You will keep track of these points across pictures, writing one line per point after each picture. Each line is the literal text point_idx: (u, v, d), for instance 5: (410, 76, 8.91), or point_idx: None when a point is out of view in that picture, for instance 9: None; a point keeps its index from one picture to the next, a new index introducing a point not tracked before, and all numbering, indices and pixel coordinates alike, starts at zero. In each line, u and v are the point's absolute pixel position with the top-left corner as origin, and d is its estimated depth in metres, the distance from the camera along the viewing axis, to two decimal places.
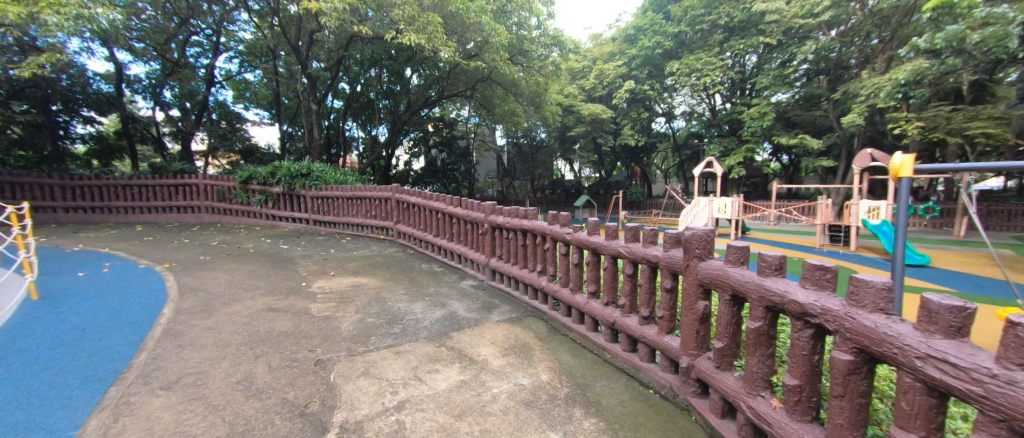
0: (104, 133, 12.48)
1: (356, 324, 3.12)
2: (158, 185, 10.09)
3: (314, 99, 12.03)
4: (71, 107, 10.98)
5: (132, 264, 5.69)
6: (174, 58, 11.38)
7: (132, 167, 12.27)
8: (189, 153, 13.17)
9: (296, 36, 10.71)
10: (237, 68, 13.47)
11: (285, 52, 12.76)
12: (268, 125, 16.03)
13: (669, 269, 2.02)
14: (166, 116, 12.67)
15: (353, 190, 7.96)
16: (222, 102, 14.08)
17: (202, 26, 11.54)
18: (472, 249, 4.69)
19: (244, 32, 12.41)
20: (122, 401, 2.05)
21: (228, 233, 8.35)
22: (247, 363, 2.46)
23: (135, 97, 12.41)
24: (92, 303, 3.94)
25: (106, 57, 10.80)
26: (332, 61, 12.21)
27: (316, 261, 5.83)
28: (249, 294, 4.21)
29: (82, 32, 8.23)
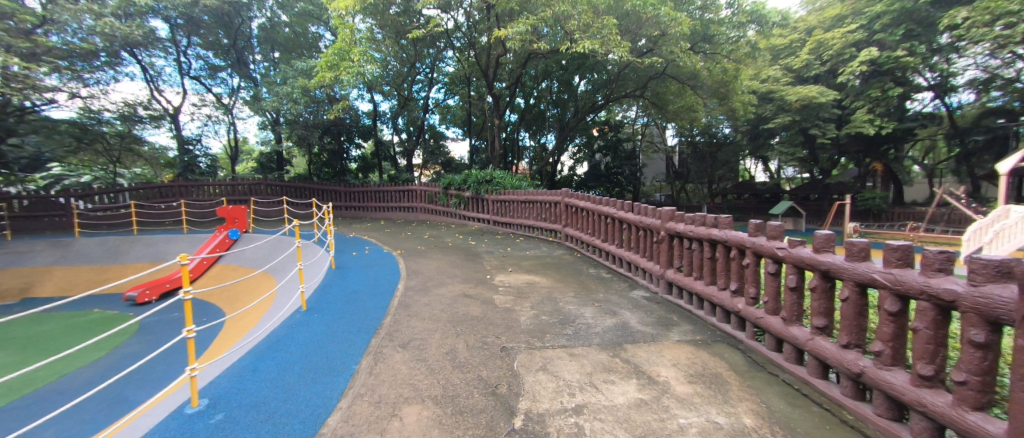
0: (365, 155, 17.45)
1: (532, 319, 3.37)
2: (392, 190, 13.42)
3: (496, 114, 13.61)
4: (350, 136, 15.89)
5: (380, 248, 7.75)
6: (406, 94, 15.07)
7: (378, 177, 16.80)
8: (411, 166, 17.10)
9: (487, 63, 12.41)
10: (443, 96, 16.63)
11: (477, 78, 15.05)
12: (462, 140, 19.18)
13: (978, 314, 1.36)
14: (399, 139, 16.80)
15: (526, 193, 8.69)
16: (433, 125, 17.62)
17: (423, 67, 14.79)
18: (644, 258, 4.40)
19: (449, 66, 15.19)
20: (378, 351, 2.79)
21: (434, 229, 10.36)
22: (452, 338, 2.98)
23: (382, 127, 16.84)
24: (360, 275, 5.60)
25: (367, 100, 15.05)
26: (512, 80, 13.68)
27: (497, 257, 6.61)
28: (450, 280, 5.12)
29: (357, 83, 11.79)
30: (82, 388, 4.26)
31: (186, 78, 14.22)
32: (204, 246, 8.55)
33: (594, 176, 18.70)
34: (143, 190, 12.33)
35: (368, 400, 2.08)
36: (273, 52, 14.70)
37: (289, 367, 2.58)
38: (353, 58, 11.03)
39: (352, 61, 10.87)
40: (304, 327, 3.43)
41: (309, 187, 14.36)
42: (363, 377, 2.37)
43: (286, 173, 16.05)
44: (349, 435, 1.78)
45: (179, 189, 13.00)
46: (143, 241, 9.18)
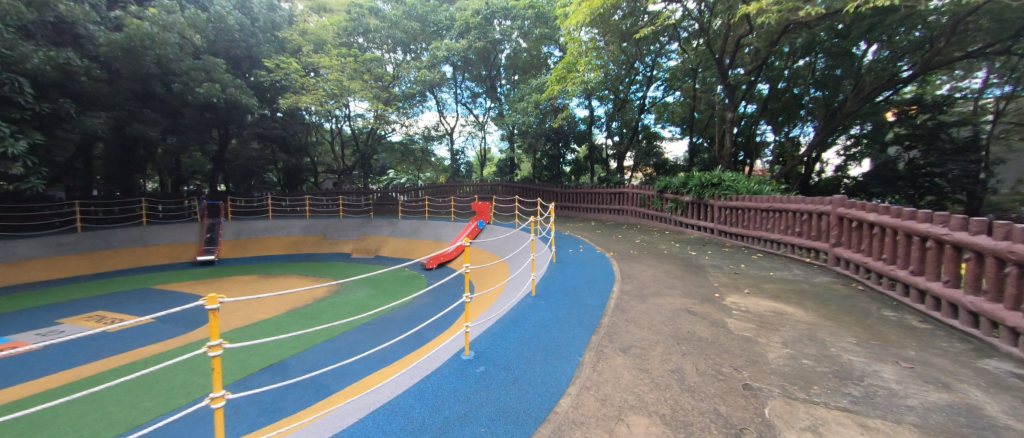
0: (578, 158, 18.41)
1: (786, 359, 2.66)
2: (603, 192, 13.57)
3: (729, 106, 11.50)
4: (567, 142, 17.14)
5: (593, 248, 8.00)
6: (623, 96, 14.93)
7: (590, 180, 17.35)
8: (621, 169, 16.76)
9: (720, 48, 10.68)
10: (662, 93, 15.48)
11: (706, 67, 13.24)
12: (679, 140, 17.35)
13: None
14: (612, 142, 16.71)
15: (772, 200, 6.95)
16: (648, 125, 16.67)
17: (643, 66, 14.24)
18: (1017, 312, 2.73)
19: (671, 60, 14.01)
20: (600, 349, 2.86)
21: (646, 234, 9.79)
22: (678, 356, 2.72)
23: (596, 131, 17.26)
24: (577, 271, 5.96)
25: (585, 105, 15.75)
26: (757, 63, 11.30)
27: (727, 273, 5.62)
28: (668, 291, 4.69)
29: (582, 92, 12.64)
30: (402, 323, 6.36)
31: (459, 105, 18.86)
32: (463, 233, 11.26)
33: (882, 179, 12.40)
34: (430, 188, 17.72)
35: (595, 396, 2.16)
36: (515, 75, 17.47)
37: (525, 344, 3.00)
38: (580, 69, 11.82)
39: (579, 72, 11.63)
40: (533, 312, 3.91)
41: (534, 188, 16.28)
42: (588, 370, 2.49)
43: (515, 176, 18.86)
44: (581, 423, 1.91)
45: (449, 188, 17.69)
46: (430, 225, 13.10)
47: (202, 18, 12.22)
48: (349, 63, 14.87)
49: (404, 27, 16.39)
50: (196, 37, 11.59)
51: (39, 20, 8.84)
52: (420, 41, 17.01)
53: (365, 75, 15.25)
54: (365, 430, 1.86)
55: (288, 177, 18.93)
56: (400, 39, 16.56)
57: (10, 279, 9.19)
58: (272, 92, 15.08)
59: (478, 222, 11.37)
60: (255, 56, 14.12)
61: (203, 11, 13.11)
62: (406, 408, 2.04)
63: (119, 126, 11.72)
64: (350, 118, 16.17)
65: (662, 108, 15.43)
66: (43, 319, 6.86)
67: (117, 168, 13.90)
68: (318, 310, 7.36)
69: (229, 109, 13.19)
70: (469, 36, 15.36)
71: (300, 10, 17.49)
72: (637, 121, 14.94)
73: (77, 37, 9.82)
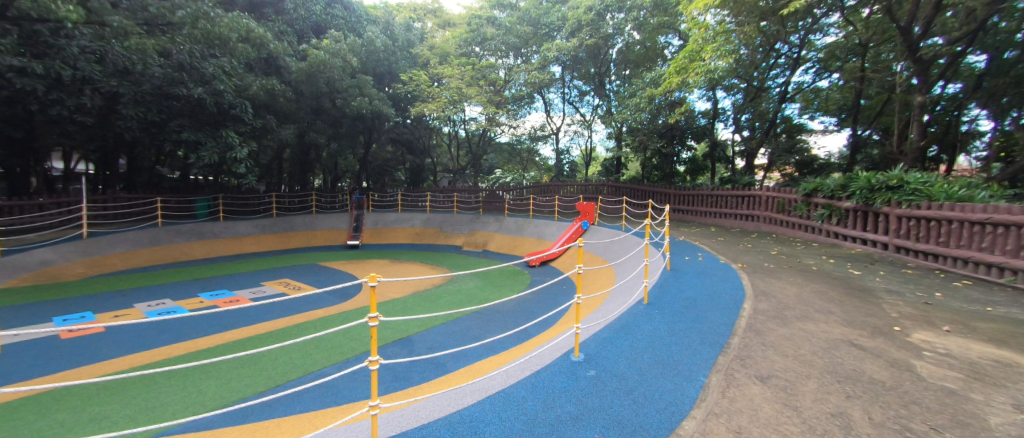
0: (696, 156, 16.62)
1: (1020, 429, 1.93)
2: (728, 195, 11.92)
3: (917, 88, 8.93)
4: (683, 138, 15.58)
5: (716, 257, 7.11)
6: (758, 84, 12.87)
7: (711, 180, 15.48)
8: (751, 168, 14.53)
9: (903, 15, 8.38)
10: (812, 77, 12.89)
11: (881, 40, 10.52)
12: (835, 132, 14.24)
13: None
14: (741, 137, 14.59)
15: (991, 210, 5.15)
16: (790, 116, 14.07)
17: (786, 46, 12.07)
18: None
19: (827, 36, 11.54)
20: (731, 374, 2.50)
21: (786, 245, 8.27)
22: (839, 397, 2.21)
23: (721, 125, 15.30)
24: (696, 282, 5.38)
25: (708, 97, 14.10)
26: (966, 28, 8.51)
27: (912, 302, 4.36)
28: (821, 317, 3.87)
29: (706, 83, 11.32)
30: (510, 317, 6.62)
31: (567, 104, 18.78)
32: (567, 232, 11.25)
33: None
34: (535, 188, 18.10)
35: (726, 425, 1.90)
36: (626, 69, 16.60)
37: (639, 353, 2.82)
38: (705, 57, 10.61)
39: (703, 61, 10.46)
40: (647, 320, 3.65)
41: (643, 189, 15.19)
42: (716, 394, 2.20)
43: (622, 176, 17.97)
44: None
45: (555, 187, 17.78)
46: (535, 223, 13.42)
47: (359, 43, 14.66)
48: (469, 71, 16.11)
49: (518, 32, 16.94)
50: (354, 59, 13.96)
51: (257, 57, 11.75)
52: (532, 44, 17.36)
53: (482, 81, 16.34)
54: (486, 413, 1.97)
55: (413, 176, 21.45)
56: (513, 44, 17.17)
57: (235, 249, 12.45)
58: (406, 101, 17.27)
59: (583, 223, 11.18)
60: (394, 72, 16.37)
61: (358, 37, 15.73)
62: (520, 399, 2.11)
63: (300, 135, 14.84)
64: (467, 122, 17.60)
65: (811, 95, 12.86)
66: (253, 282, 9.12)
67: (299, 168, 17.65)
68: (438, 295, 8.19)
69: (374, 118, 15.57)
70: (581, 35, 15.16)
71: (429, 28, 19.61)
72: (775, 112, 12.74)
73: (278, 67, 12.80)
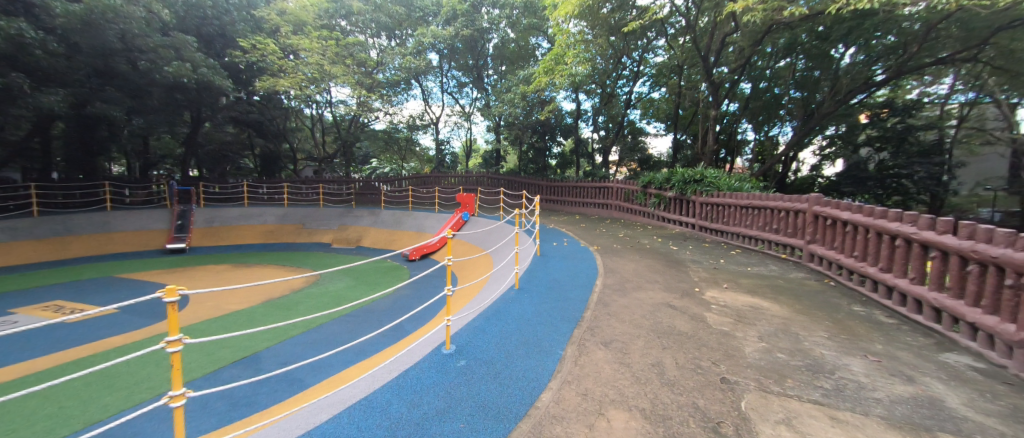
0: (564, 152, 18.29)
1: (761, 353, 2.73)
2: (589, 186, 13.54)
3: (713, 104, 11.57)
4: (553, 135, 17.02)
5: (578, 242, 8.02)
6: (610, 91, 14.89)
7: (575, 173, 17.34)
8: (606, 163, 16.80)
9: (707, 47, 10.73)
10: (648, 89, 15.54)
11: (691, 65, 13.28)
12: (664, 136, 17.49)
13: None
14: (598, 136, 16.71)
15: (751, 197, 7.10)
16: (633, 120, 16.72)
17: (630, 60, 14.16)
18: (974, 306, 2.83)
19: (658, 56, 13.98)
20: (582, 343, 2.86)
21: (629, 228, 9.88)
22: (657, 350, 2.75)
23: (583, 125, 17.15)
24: (560, 265, 5.99)
25: (573, 99, 15.62)
26: (741, 61, 11.41)
27: (706, 268, 5.72)
28: (650, 285, 4.77)
29: (569, 85, 12.46)
30: (383, 315, 6.27)
31: (445, 94, 18.49)
32: (446, 224, 11.14)
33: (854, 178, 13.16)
34: (413, 179, 17.42)
35: (575, 390, 2.17)
36: (502, 65, 17.14)
37: (507, 337, 2.99)
38: (567, 61, 11.68)
39: (567, 65, 11.51)
40: (517, 305, 3.91)
41: (518, 181, 16.08)
42: (570, 364, 2.49)
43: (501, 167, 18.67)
44: (561, 417, 1.91)
45: (434, 179, 17.46)
46: (412, 215, 12.86)
47: None
48: (331, 46, 14.23)
49: (388, 11, 15.78)
50: (165, 12, 10.91)
51: None
52: (405, 27, 16.44)
53: (347, 59, 14.61)
54: (341, 427, 1.81)
55: (264, 163, 18.29)
56: (384, 24, 15.96)
57: None
58: (249, 74, 14.46)
59: (462, 214, 11.21)
60: (230, 36, 13.48)
61: None
62: (383, 404, 2.01)
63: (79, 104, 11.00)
64: (331, 104, 15.79)
65: (647, 104, 15.48)
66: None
67: (80, 149, 13.07)
68: (295, 301, 7.19)
69: (201, 90, 12.59)
70: (456, 24, 15.02)
71: None
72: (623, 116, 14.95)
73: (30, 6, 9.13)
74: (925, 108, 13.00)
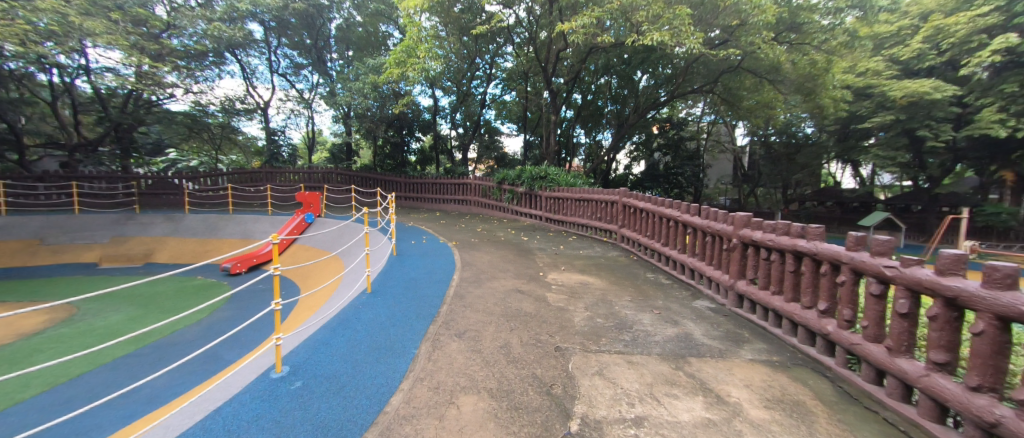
0: (424, 148, 17.80)
1: (586, 321, 3.28)
2: (448, 183, 13.55)
3: (553, 110, 13.11)
4: (410, 130, 16.40)
5: (437, 238, 7.97)
6: (465, 89, 15.16)
7: (435, 170, 17.13)
8: (466, 160, 17.20)
9: (547, 58, 12.09)
10: (500, 92, 16.44)
11: (535, 73, 14.66)
12: (516, 136, 18.87)
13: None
14: (456, 133, 16.87)
15: (581, 191, 8.37)
16: (489, 120, 17.51)
17: (483, 62, 14.72)
18: (712, 266, 4.01)
19: (508, 61, 14.93)
20: (437, 338, 2.90)
21: (487, 222, 10.35)
22: (506, 332, 3.01)
23: (441, 121, 17.00)
24: (418, 262, 5.87)
25: (430, 95, 15.34)
26: (572, 74, 13.21)
27: (549, 254, 6.49)
28: (502, 274, 5.13)
29: (422, 79, 12.06)
30: (187, 346, 4.98)
31: (275, 75, 15.58)
32: (284, 227, 9.51)
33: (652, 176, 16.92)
34: (237, 174, 14.07)
35: (427, 386, 2.19)
36: (348, 50, 15.53)
37: (354, 346, 2.78)
38: (419, 55, 11.25)
39: (418, 58, 11.10)
40: (369, 309, 3.68)
41: (372, 177, 14.95)
42: (423, 361, 2.49)
43: (353, 163, 17.02)
44: (411, 416, 1.90)
45: (264, 175, 14.49)
46: (234, 219, 10.37)
47: None
48: None
49: None
50: None
51: None
52: None
53: (113, 12, 10.74)
54: None
55: None
56: None
57: None
58: None
59: (306, 215, 9.64)
60: None
61: None
62: None
63: None
64: (88, 72, 11.09)
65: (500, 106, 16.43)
66: None
67: None
68: (31, 347, 5.05)
69: None
70: None
71: None
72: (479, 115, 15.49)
73: None
74: (692, 123, 17.59)
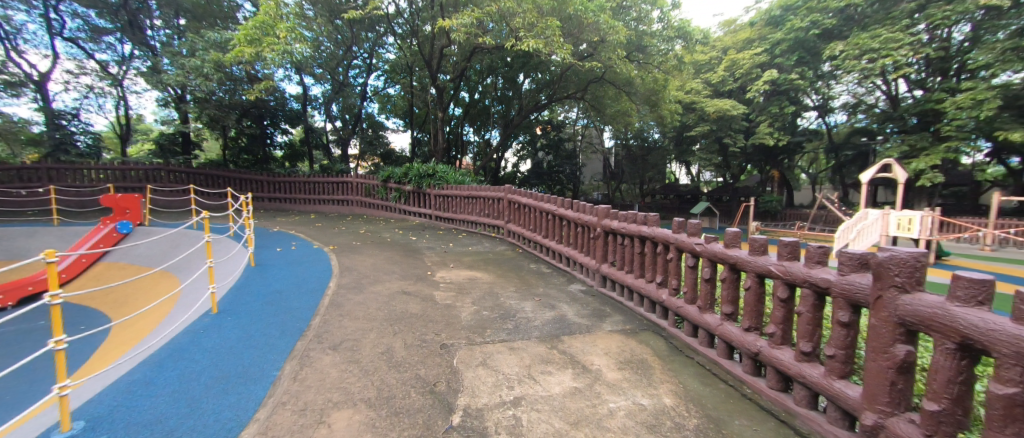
0: (292, 141, 15.54)
1: (473, 315, 3.34)
2: (324, 181, 12.15)
3: (440, 107, 12.95)
4: (274, 121, 14.13)
5: (309, 243, 7.06)
6: (341, 79, 13.72)
7: (308, 167, 15.16)
8: (346, 157, 15.66)
9: (429, 53, 11.79)
10: (383, 84, 15.40)
11: (420, 67, 14.14)
12: (402, 132, 17.97)
13: (847, 298, 1.57)
14: (333, 127, 15.16)
15: (470, 189, 8.41)
16: (371, 113, 16.22)
17: (360, 51, 13.56)
18: (582, 253, 4.50)
19: (389, 53, 14.09)
20: (305, 355, 2.58)
21: (371, 223, 9.62)
22: (388, 337, 2.87)
23: (314, 112, 15.04)
24: (285, 272, 5.11)
25: (298, 82, 13.46)
26: (457, 72, 13.15)
27: (438, 253, 6.38)
28: (387, 277, 4.85)
29: (284, 63, 10.44)
30: None
31: (57, 40, 11.53)
32: (83, 240, 7.18)
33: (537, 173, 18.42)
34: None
35: (292, 409, 1.95)
36: (178, 19, 12.46)
37: (192, 379, 2.29)
38: (279, 34, 9.66)
39: (277, 38, 9.53)
40: (215, 332, 3.07)
41: (222, 175, 12.46)
42: (286, 383, 2.20)
43: (194, 158, 13.89)
44: None
45: (48, 173, 10.75)
46: None
47: None
48: None
49: None
50: None
51: None
52: None
53: None
54: None
55: None
56: None
57: None
58: None
59: (119, 224, 7.44)
60: None
61: None
62: None
63: None
64: None
65: (384, 99, 15.39)
66: None
67: None
68: None
69: None
70: None
71: None
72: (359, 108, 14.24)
73: None
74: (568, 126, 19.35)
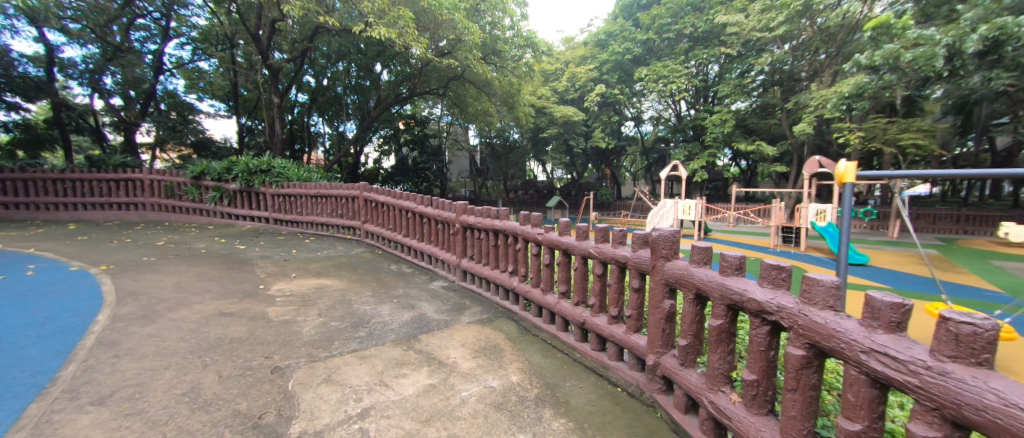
0: (32, 121, 10.77)
1: (318, 329, 2.95)
2: (101, 180, 8.84)
3: (275, 91, 10.98)
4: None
5: (61, 265, 5.02)
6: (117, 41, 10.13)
7: (65, 160, 10.78)
8: (134, 147, 11.69)
9: (256, 24, 9.74)
10: (190, 55, 12.07)
11: (245, 40, 11.63)
12: (225, 118, 14.54)
13: (637, 269, 2.01)
14: (107, 105, 11.05)
15: (317, 187, 7.39)
16: (172, 92, 12.48)
17: (149, 8, 10.28)
18: (443, 250, 4.49)
19: (197, 17, 11.15)
20: (43, 420, 1.83)
21: (177, 232, 7.48)
22: (194, 373, 2.29)
23: (69, 82, 10.70)
24: (10, 310, 3.50)
25: (35, 37, 9.36)
26: (296, 52, 11.28)
27: (275, 262, 5.40)
28: (198, 298, 3.86)
29: None
30: None
31: None
32: None
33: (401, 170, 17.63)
34: None
35: None
36: None
37: None
38: None
39: None
40: None
41: None
42: None
43: None
44: None
45: None
46: None
47: None
48: None
49: None
50: None
51: None
52: None
53: None
54: None
55: None
56: None
57: None
58: None
59: None
60: None
61: None
62: None
63: None
64: None
65: (193, 74, 12.09)
66: None
67: None
68: None
69: None
70: None
71: None
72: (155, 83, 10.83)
73: None
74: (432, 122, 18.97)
